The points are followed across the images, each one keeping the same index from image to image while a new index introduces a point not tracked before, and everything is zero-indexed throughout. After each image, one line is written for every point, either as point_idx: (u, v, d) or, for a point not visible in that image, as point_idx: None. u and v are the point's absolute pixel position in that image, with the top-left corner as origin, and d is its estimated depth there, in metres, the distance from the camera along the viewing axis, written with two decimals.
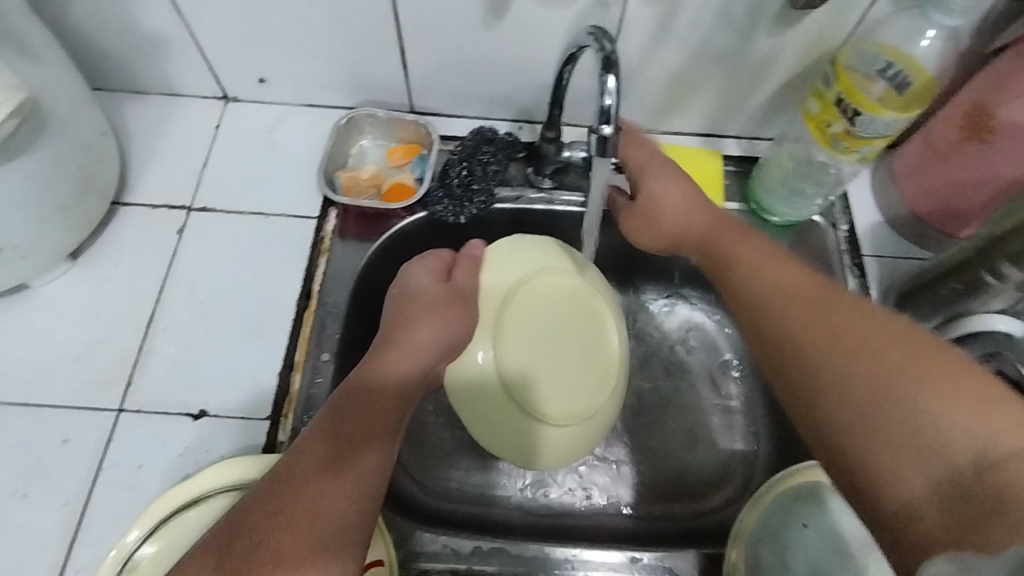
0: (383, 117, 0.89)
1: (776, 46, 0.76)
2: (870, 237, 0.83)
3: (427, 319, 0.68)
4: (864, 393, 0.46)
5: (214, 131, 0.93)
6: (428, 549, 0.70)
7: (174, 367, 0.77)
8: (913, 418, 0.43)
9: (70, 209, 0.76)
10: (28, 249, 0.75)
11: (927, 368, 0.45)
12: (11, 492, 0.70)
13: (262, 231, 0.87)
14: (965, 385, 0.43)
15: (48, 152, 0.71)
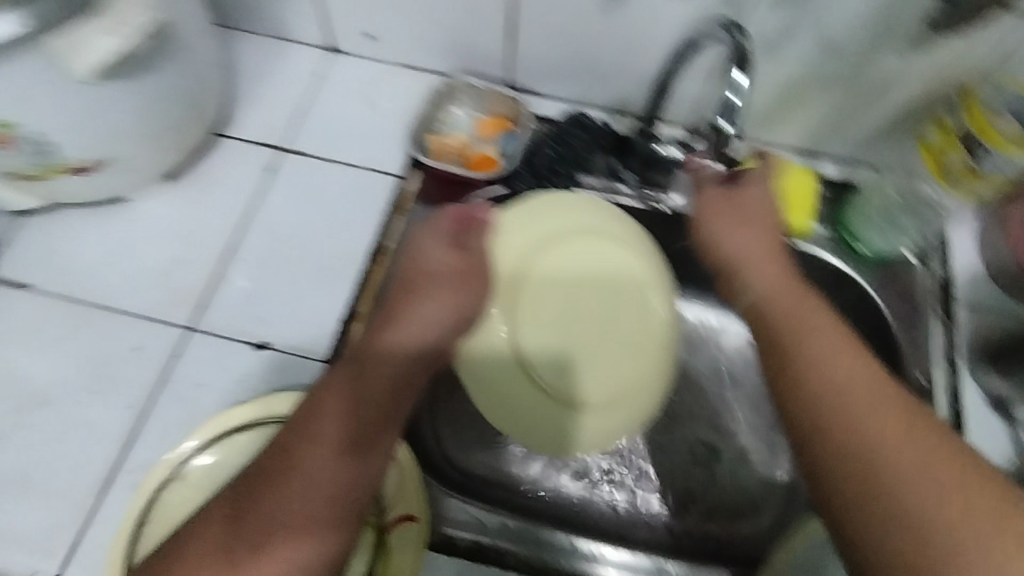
0: (480, 88, 0.88)
1: (902, 69, 0.72)
2: (966, 285, 0.77)
3: (442, 296, 0.63)
4: (858, 417, 0.44)
5: (314, 78, 0.94)
6: (456, 517, 0.72)
7: (246, 298, 0.80)
8: (899, 458, 0.41)
9: (176, 131, 0.79)
10: (133, 163, 0.79)
11: (912, 424, 0.43)
12: (85, 385, 0.75)
13: (347, 181, 0.88)
14: (919, 420, 0.43)
15: (160, 86, 0.73)
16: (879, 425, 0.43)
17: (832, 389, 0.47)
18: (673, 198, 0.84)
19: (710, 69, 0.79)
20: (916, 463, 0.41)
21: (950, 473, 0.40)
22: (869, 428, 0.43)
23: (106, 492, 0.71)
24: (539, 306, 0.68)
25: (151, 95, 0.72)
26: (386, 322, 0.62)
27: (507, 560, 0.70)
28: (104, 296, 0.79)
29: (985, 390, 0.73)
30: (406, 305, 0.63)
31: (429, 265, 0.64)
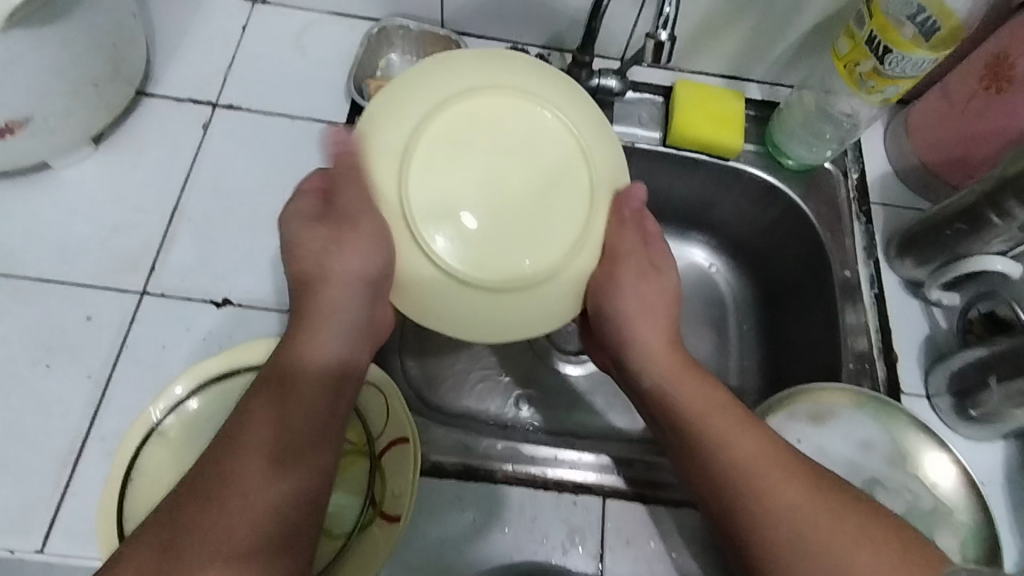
0: (416, 30, 0.72)
1: None
2: (879, 185, 0.75)
3: (358, 242, 0.47)
4: (739, 470, 0.47)
5: (240, 33, 0.72)
6: (439, 441, 0.59)
7: (202, 252, 0.62)
8: (780, 510, 0.45)
9: (101, 88, 0.58)
10: (57, 125, 0.57)
11: (840, 512, 0.44)
12: (31, 361, 0.55)
13: (292, 131, 0.69)
14: (860, 521, 0.43)
15: (91, 24, 0.54)
16: (763, 485, 0.46)
17: (704, 418, 0.50)
18: (617, 129, 0.75)
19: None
20: (791, 523, 0.44)
21: (815, 517, 0.44)
22: (766, 509, 0.45)
23: (75, 466, 0.52)
24: (401, 108, 0.45)
25: (74, 40, 0.53)
26: (292, 334, 0.50)
27: (499, 478, 0.58)
28: (37, 268, 0.59)
29: (897, 274, 0.70)
30: (318, 291, 0.51)
31: (310, 251, 0.51)
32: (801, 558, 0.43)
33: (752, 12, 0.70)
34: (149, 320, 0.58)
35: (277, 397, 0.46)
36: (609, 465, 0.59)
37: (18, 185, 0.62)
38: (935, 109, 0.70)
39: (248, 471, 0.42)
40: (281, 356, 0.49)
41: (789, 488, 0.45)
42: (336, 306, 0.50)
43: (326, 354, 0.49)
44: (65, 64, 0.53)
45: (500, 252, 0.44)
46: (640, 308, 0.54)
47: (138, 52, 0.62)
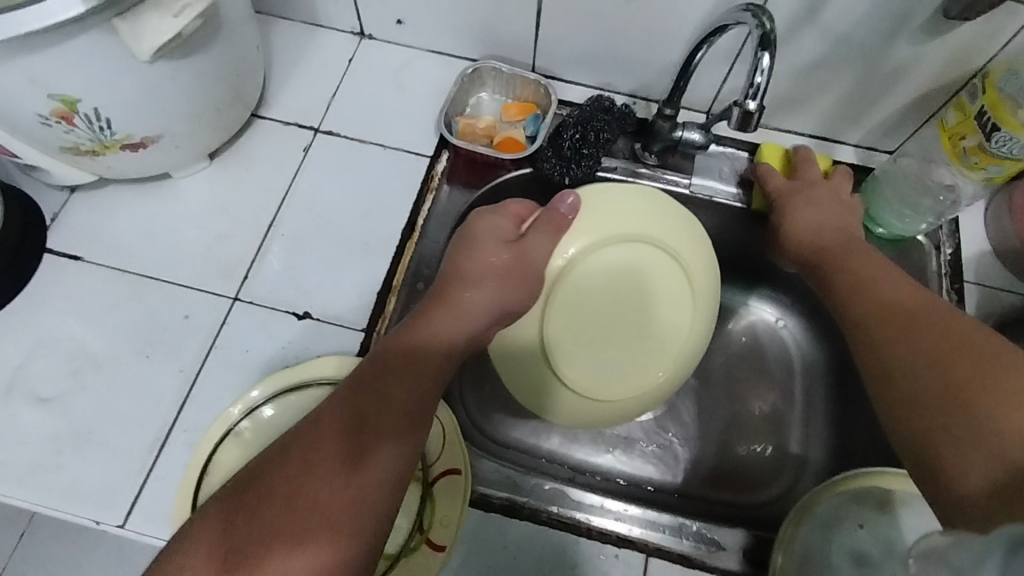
0: (508, 72, 0.75)
1: (917, 57, 0.65)
2: (974, 264, 0.71)
3: (495, 279, 0.54)
4: (914, 321, 0.47)
5: (347, 66, 0.78)
6: (492, 476, 0.60)
7: (290, 267, 0.66)
8: (984, 374, 0.40)
9: (222, 111, 0.64)
10: (182, 142, 0.64)
11: (1007, 389, 0.39)
12: (133, 351, 0.61)
13: (382, 160, 0.73)
14: (1010, 382, 0.39)
15: (222, 57, 0.60)
16: (935, 353, 0.43)
17: (886, 304, 0.50)
18: (697, 182, 0.75)
19: (728, 53, 0.67)
20: (953, 398, 0.41)
21: (993, 386, 0.39)
22: (902, 363, 0.45)
23: (158, 453, 0.57)
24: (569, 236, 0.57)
25: (206, 69, 0.59)
26: (416, 319, 0.53)
27: (542, 519, 0.58)
28: (148, 267, 0.65)
29: None
30: (450, 293, 0.55)
31: (472, 262, 0.56)
32: (977, 441, 0.38)
33: (849, 78, 0.69)
34: (238, 326, 0.63)
35: (375, 372, 0.48)
36: (658, 522, 0.60)
37: (141, 190, 0.69)
38: None
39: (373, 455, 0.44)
40: (391, 344, 0.51)
41: (935, 359, 0.43)
42: (463, 311, 0.54)
43: (430, 350, 0.51)
44: (196, 89, 0.59)
45: (603, 373, 0.58)
46: (811, 217, 0.64)
47: (258, 80, 0.68)
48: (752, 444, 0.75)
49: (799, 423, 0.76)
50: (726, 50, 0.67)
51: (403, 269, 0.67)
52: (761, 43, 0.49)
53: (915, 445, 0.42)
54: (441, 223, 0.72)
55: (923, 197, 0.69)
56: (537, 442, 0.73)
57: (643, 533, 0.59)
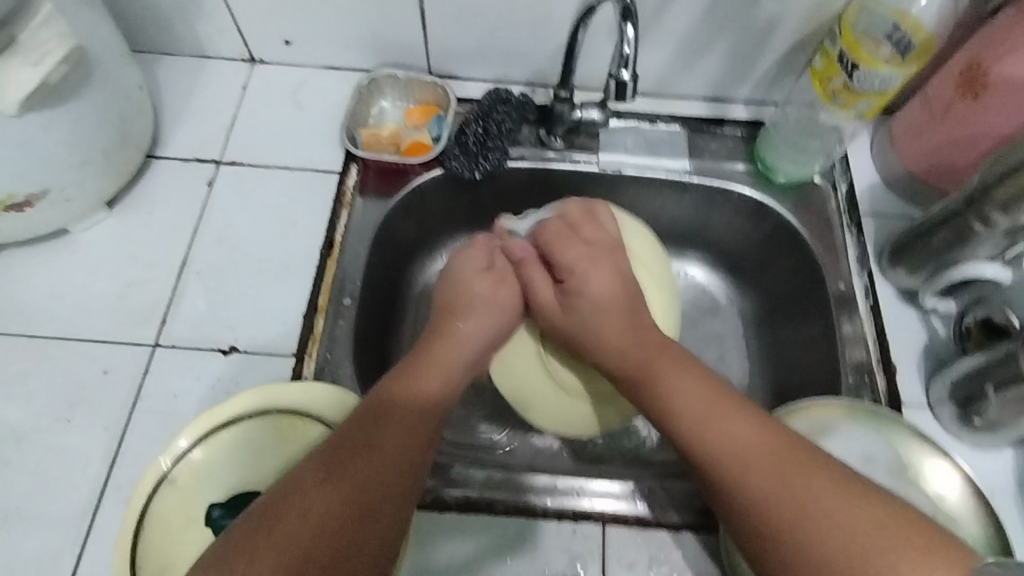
0: (404, 78, 0.76)
1: (784, 10, 0.68)
2: (869, 195, 0.75)
3: (483, 305, 0.59)
4: (744, 455, 0.45)
5: (241, 94, 0.77)
6: (445, 477, 0.61)
7: (209, 303, 0.65)
8: (827, 499, 0.41)
9: (110, 157, 0.63)
10: (72, 195, 0.62)
11: (866, 505, 0.41)
12: (55, 415, 0.59)
13: (290, 182, 0.72)
14: (864, 507, 0.41)
15: (96, 102, 0.59)
16: (744, 457, 0.45)
17: (661, 387, 0.51)
18: (604, 159, 0.76)
19: (606, 29, 0.69)
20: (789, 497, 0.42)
21: (855, 512, 0.40)
22: (725, 459, 0.45)
23: (96, 514, 0.56)
24: (540, 253, 0.60)
25: (81, 117, 0.57)
26: (418, 354, 0.55)
27: (499, 510, 0.59)
28: (59, 327, 0.63)
29: (893, 284, 0.70)
30: (446, 329, 0.58)
31: (464, 286, 0.60)
32: (807, 536, 0.40)
33: (726, 38, 0.72)
34: (162, 371, 0.61)
35: (373, 426, 0.47)
36: (612, 491, 0.61)
37: (41, 250, 0.66)
38: (914, 119, 0.70)
39: (385, 479, 0.45)
40: (390, 390, 0.50)
41: (791, 489, 0.42)
42: (458, 336, 0.57)
43: (424, 399, 0.51)
44: (75, 139, 0.58)
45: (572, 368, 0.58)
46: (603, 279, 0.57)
47: (145, 120, 0.66)
48: None
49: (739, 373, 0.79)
50: (606, 26, 0.68)
51: (326, 286, 0.66)
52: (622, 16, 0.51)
53: (757, 527, 0.43)
54: (358, 240, 0.69)
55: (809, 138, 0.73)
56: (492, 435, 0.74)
57: (598, 504, 0.60)
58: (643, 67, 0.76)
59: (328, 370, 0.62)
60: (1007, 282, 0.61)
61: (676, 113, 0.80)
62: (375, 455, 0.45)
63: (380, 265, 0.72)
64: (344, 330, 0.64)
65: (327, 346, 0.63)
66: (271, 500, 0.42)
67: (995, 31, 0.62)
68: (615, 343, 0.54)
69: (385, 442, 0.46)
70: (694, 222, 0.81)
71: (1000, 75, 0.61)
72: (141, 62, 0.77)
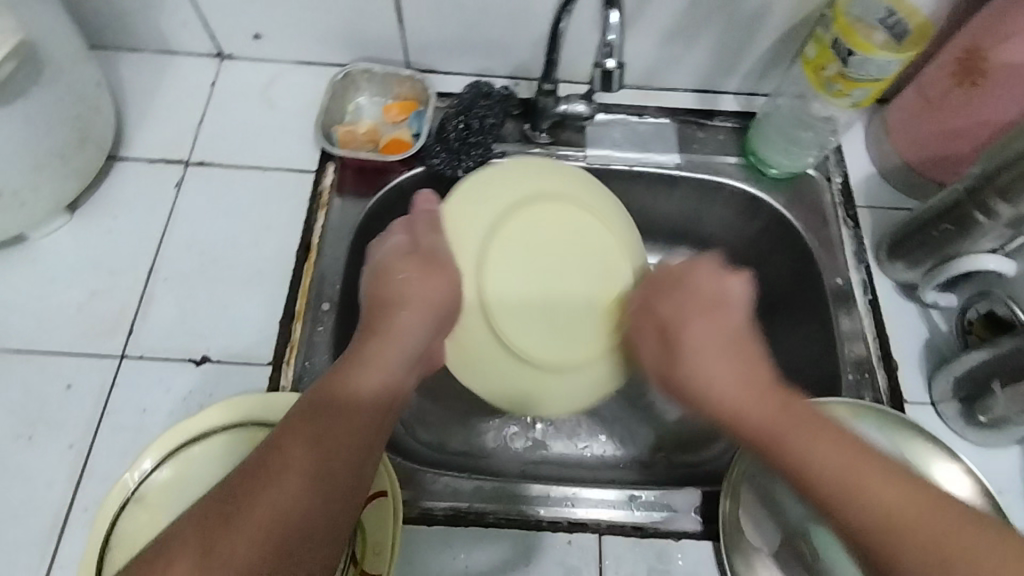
0: (381, 72, 0.73)
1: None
2: (864, 187, 0.73)
3: (419, 302, 0.49)
4: (800, 450, 0.41)
5: (210, 91, 0.73)
6: (432, 487, 0.58)
7: (177, 312, 0.61)
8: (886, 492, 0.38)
9: (69, 158, 0.59)
10: (29, 199, 0.58)
11: (918, 496, 0.38)
12: (13, 434, 0.56)
13: (264, 184, 0.69)
14: (912, 489, 0.38)
15: (46, 101, 0.55)
16: (793, 424, 0.42)
17: (711, 376, 0.45)
18: (591, 153, 0.74)
19: (590, 18, 0.66)
20: (846, 466, 0.39)
21: (933, 516, 0.37)
22: (766, 416, 0.43)
23: (58, 540, 0.52)
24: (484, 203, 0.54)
25: (33, 117, 0.54)
26: (351, 353, 0.48)
27: (489, 522, 0.56)
28: (16, 340, 0.59)
29: (891, 278, 0.68)
30: (381, 330, 0.49)
31: (393, 280, 0.51)
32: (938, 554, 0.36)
33: (715, 27, 0.69)
34: (128, 385, 0.58)
35: (309, 430, 0.43)
36: (607, 498, 0.58)
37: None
38: (909, 107, 0.68)
39: (327, 483, 0.42)
40: (342, 381, 0.46)
41: (847, 475, 0.39)
42: (399, 331, 0.49)
43: (369, 390, 0.46)
44: (27, 140, 0.54)
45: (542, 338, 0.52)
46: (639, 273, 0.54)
47: (105, 119, 0.63)
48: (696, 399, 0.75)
49: None
50: (590, 15, 0.66)
51: (301, 291, 0.63)
52: (606, 0, 0.48)
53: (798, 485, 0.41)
54: (335, 243, 0.66)
55: (802, 130, 0.71)
56: (480, 442, 0.71)
57: (593, 513, 0.58)
58: (630, 59, 0.74)
59: (305, 381, 0.59)
60: (1012, 275, 0.58)
61: (665, 105, 0.77)
62: (329, 451, 0.42)
63: (360, 268, 0.68)
64: (323, 337, 0.61)
65: (306, 355, 0.60)
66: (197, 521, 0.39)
67: (993, 14, 0.59)
68: (659, 318, 0.49)
69: (322, 443, 0.42)
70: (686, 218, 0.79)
71: (1000, 61, 0.58)
72: (102, 59, 0.74)
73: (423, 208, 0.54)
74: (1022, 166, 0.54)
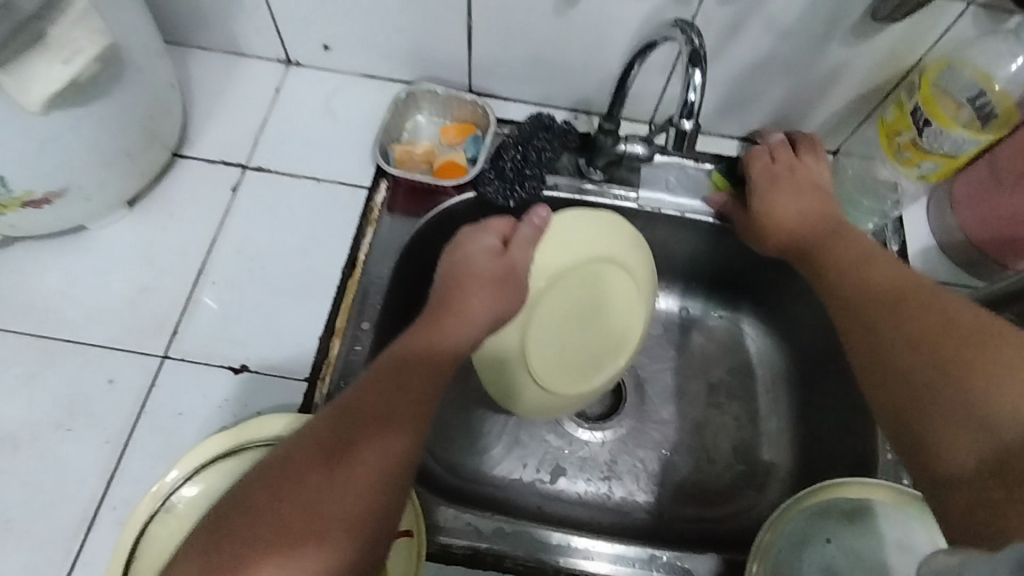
0: (443, 94, 0.73)
1: (852, 60, 0.64)
2: (921, 260, 0.71)
3: (483, 291, 0.54)
4: (913, 336, 0.43)
5: (273, 96, 0.74)
6: (452, 525, 0.57)
7: (222, 317, 0.62)
8: (971, 355, 0.40)
9: (136, 156, 0.60)
10: (94, 193, 0.59)
11: (1022, 353, 0.38)
12: (54, 423, 0.57)
13: (317, 195, 0.69)
14: (1013, 357, 0.38)
15: (124, 100, 0.56)
16: (930, 336, 0.43)
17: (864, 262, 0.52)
18: (644, 195, 0.73)
19: (660, 63, 0.65)
20: (913, 338, 0.43)
21: (1010, 367, 0.38)
22: (880, 319, 0.46)
23: (86, 536, 0.53)
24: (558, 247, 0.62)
25: (110, 116, 0.55)
26: (426, 325, 0.51)
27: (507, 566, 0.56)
28: (67, 328, 0.60)
29: None
30: (451, 313, 0.52)
31: (472, 271, 0.55)
32: (971, 416, 0.37)
33: (787, 83, 0.68)
34: (168, 386, 0.59)
35: (380, 389, 0.45)
36: (625, 555, 0.57)
37: (55, 245, 0.64)
38: (980, 183, 0.66)
39: (384, 440, 0.43)
40: (406, 347, 0.49)
41: (946, 367, 0.40)
42: (462, 317, 0.52)
43: (434, 360, 0.49)
44: (102, 137, 0.55)
45: (556, 364, 0.63)
46: (796, 203, 0.61)
47: (174, 118, 0.64)
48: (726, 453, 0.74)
49: (766, 430, 0.75)
50: (661, 61, 0.65)
51: (343, 309, 0.63)
52: (689, 61, 0.48)
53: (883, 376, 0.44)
54: (381, 261, 0.66)
55: (866, 196, 0.70)
56: (503, 473, 0.71)
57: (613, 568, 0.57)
58: None
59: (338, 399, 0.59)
60: None
61: (723, 153, 0.76)
62: (380, 411, 0.44)
63: (403, 288, 0.68)
64: (360, 357, 0.61)
65: (341, 373, 0.60)
66: (275, 462, 0.42)
67: None
68: (851, 274, 0.52)
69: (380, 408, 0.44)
70: (732, 268, 0.77)
71: None
72: (173, 55, 0.75)
73: (530, 221, 0.58)
74: None
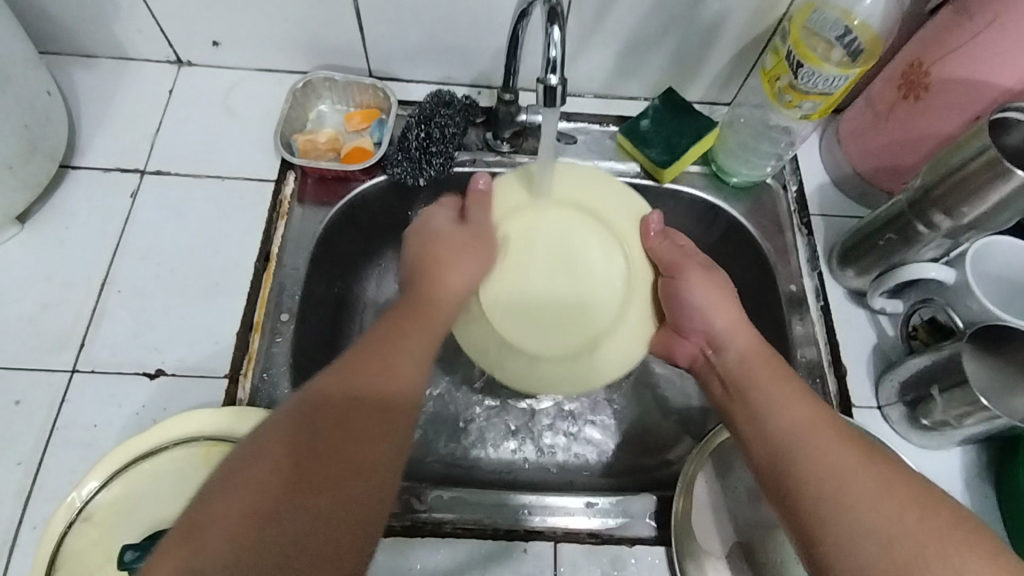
0: (342, 80, 0.72)
1: (729, 12, 0.67)
2: (817, 197, 0.75)
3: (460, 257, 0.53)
4: (825, 458, 0.42)
5: (168, 99, 0.72)
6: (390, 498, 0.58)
7: (132, 324, 0.61)
8: (893, 500, 0.39)
9: (19, 169, 0.58)
10: None
11: (916, 500, 0.39)
12: None
13: (223, 193, 0.68)
14: (933, 513, 0.38)
15: None
16: (847, 459, 0.42)
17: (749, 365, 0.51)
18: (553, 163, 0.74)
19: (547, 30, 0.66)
20: (852, 487, 0.40)
21: (924, 519, 0.38)
22: (818, 459, 0.43)
23: (5, 559, 0.51)
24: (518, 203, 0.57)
25: None
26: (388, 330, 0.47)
27: (447, 531, 0.57)
28: None
29: (844, 286, 0.70)
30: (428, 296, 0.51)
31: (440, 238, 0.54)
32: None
33: (673, 39, 0.70)
34: (80, 399, 0.57)
35: (340, 427, 0.39)
36: (562, 505, 0.59)
37: None
38: (860, 119, 0.70)
39: (352, 484, 0.37)
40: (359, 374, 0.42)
41: (883, 504, 0.39)
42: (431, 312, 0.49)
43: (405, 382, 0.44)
44: None
45: (548, 328, 0.54)
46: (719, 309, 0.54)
47: (58, 127, 0.62)
48: (668, 403, 0.76)
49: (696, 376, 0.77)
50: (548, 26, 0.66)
51: (260, 302, 0.63)
52: (548, 19, 0.48)
53: (813, 501, 0.41)
54: (296, 251, 0.66)
55: (761, 141, 0.72)
56: (448, 450, 0.71)
57: (551, 520, 0.59)
58: (591, 70, 0.75)
59: (263, 391, 0.59)
60: (953, 283, 0.59)
61: (625, 114, 0.78)
62: (337, 453, 0.38)
63: (322, 278, 0.68)
64: (282, 348, 0.61)
65: (262, 366, 0.60)
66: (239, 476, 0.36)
67: (933, 30, 0.61)
68: (767, 414, 0.47)
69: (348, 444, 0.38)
70: None
71: (939, 76, 0.60)
72: (54, 67, 0.72)
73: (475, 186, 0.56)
74: (953, 182, 0.56)
